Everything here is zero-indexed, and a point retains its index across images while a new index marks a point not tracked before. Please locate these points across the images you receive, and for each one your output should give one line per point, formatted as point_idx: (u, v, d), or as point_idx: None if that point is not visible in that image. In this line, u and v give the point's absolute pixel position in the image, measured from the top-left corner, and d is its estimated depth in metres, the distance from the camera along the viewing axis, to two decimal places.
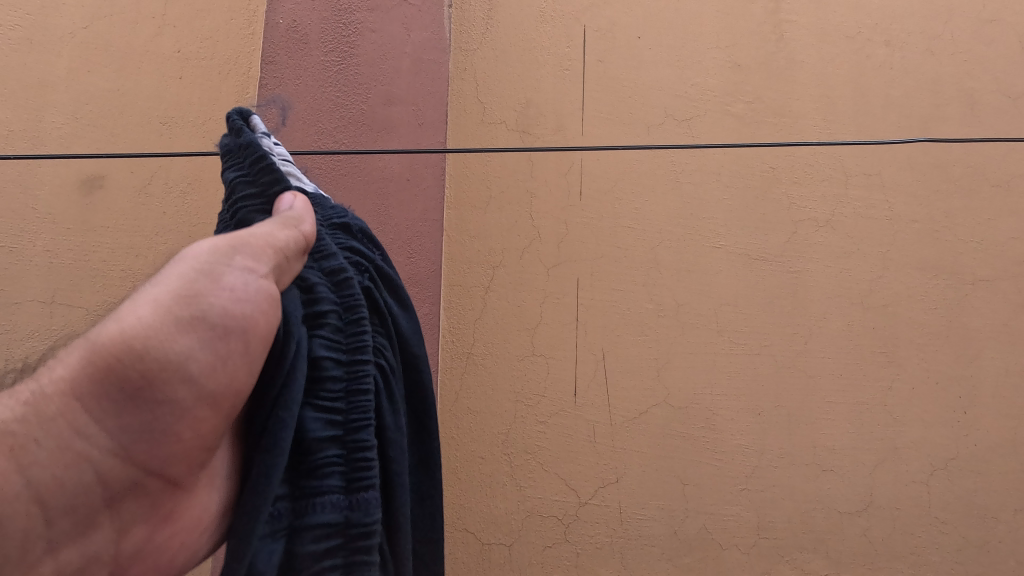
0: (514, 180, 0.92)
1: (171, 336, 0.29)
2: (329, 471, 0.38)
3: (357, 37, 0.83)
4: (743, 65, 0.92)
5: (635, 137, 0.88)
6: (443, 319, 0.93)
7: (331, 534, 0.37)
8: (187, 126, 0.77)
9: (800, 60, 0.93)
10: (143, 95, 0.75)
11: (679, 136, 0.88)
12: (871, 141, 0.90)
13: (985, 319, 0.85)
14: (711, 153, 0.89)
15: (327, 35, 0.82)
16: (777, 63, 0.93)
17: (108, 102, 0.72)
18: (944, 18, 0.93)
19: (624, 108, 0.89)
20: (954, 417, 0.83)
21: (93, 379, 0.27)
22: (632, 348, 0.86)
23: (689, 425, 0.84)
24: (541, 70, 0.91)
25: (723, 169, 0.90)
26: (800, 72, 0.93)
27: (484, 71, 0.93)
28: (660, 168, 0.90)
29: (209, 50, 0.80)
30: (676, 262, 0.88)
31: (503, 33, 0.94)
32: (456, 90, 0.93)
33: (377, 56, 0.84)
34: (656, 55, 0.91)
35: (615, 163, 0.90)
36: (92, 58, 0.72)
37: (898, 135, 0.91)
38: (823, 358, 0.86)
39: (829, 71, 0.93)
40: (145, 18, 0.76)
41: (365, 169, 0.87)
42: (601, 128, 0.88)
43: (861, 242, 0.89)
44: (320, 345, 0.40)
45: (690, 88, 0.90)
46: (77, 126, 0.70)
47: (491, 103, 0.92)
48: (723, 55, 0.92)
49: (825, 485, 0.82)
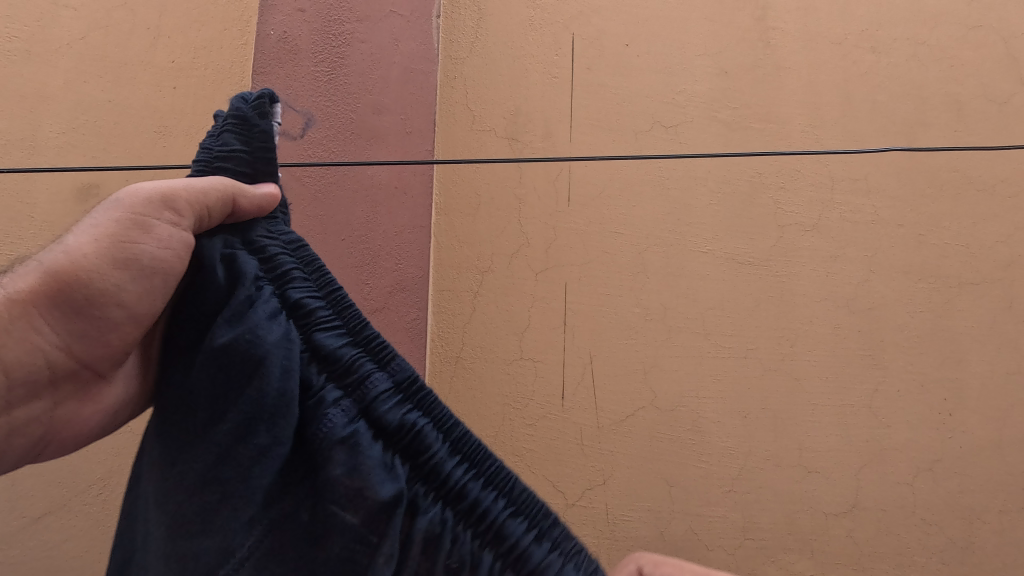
0: (503, 185, 0.94)
1: (104, 272, 0.36)
2: (359, 361, 0.39)
3: (346, 48, 0.83)
4: (730, 71, 0.93)
5: (623, 144, 0.89)
6: (432, 323, 0.94)
7: (389, 399, 0.38)
8: (180, 135, 0.78)
9: (786, 67, 0.94)
10: (139, 106, 0.76)
11: (666, 142, 0.90)
12: (856, 146, 0.91)
13: (971, 322, 0.86)
14: (699, 158, 0.90)
15: (317, 46, 0.81)
16: (764, 70, 0.94)
17: (104, 112, 0.74)
18: (930, 24, 0.94)
19: (612, 115, 0.90)
20: (940, 419, 0.84)
21: (48, 294, 0.36)
22: (619, 351, 0.88)
23: (675, 427, 0.85)
24: (530, 78, 0.92)
25: (710, 175, 0.91)
26: (786, 79, 0.94)
27: (475, 78, 0.94)
28: (648, 174, 0.91)
29: (202, 61, 0.81)
30: (663, 266, 0.89)
31: (492, 41, 0.95)
32: (445, 98, 0.95)
33: (367, 68, 0.84)
34: (644, 63, 0.92)
35: (603, 170, 0.91)
36: (88, 69, 0.73)
37: (884, 139, 0.92)
38: (808, 361, 0.87)
39: (815, 78, 0.94)
40: (140, 28, 0.77)
41: (353, 178, 0.87)
42: (589, 135, 0.89)
43: (847, 246, 0.90)
44: (294, 292, 0.41)
45: (677, 95, 0.91)
46: (73, 136, 0.71)
47: (480, 111, 0.93)
48: (710, 62, 0.93)
49: (810, 486, 0.84)
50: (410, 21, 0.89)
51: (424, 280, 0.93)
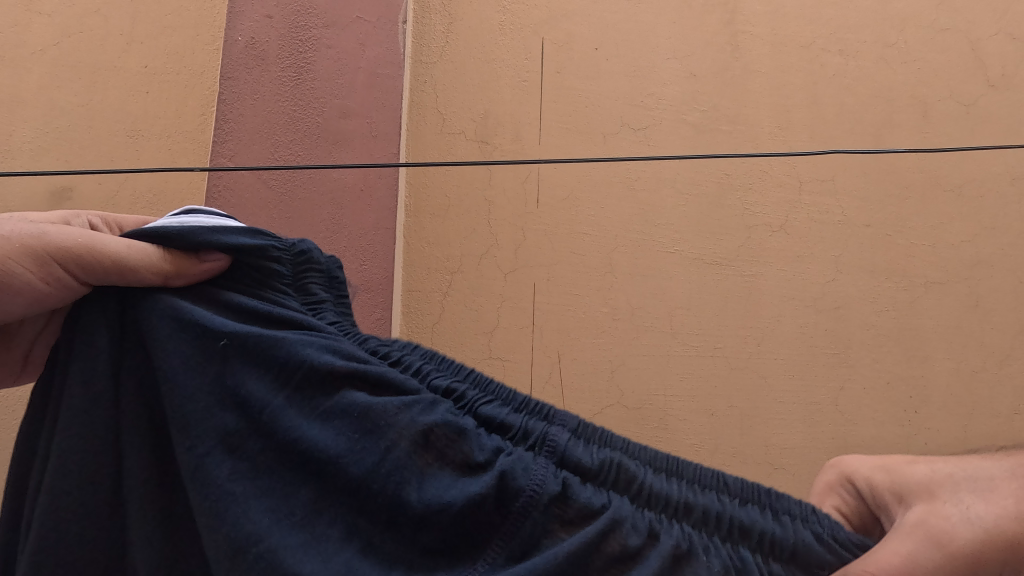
0: (473, 187, 0.95)
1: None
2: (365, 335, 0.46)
3: (314, 54, 0.82)
4: (699, 75, 0.94)
5: (592, 147, 0.90)
6: (397, 324, 0.96)
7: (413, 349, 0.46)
8: (153, 137, 0.80)
9: (754, 70, 0.96)
10: (111, 110, 0.77)
11: (635, 144, 0.91)
12: (822, 148, 0.92)
13: (937, 321, 0.88)
14: (667, 161, 0.92)
15: (285, 50, 0.80)
16: (732, 73, 0.95)
17: (76, 117, 0.75)
18: (897, 27, 0.96)
19: (581, 118, 0.91)
20: (904, 416, 0.85)
21: None
22: (587, 350, 0.89)
23: (642, 425, 0.87)
24: (502, 81, 0.94)
25: (678, 176, 0.92)
26: (754, 82, 0.95)
27: (447, 82, 0.96)
28: (616, 176, 0.92)
29: (175, 66, 0.83)
30: (631, 266, 0.90)
31: (464, 45, 0.96)
32: (416, 101, 0.97)
33: (335, 72, 0.84)
34: (614, 66, 0.93)
35: (572, 172, 0.93)
36: (61, 75, 0.74)
37: (850, 141, 0.94)
38: (775, 360, 0.88)
39: (783, 81, 0.96)
40: (113, 35, 0.79)
41: (317, 181, 0.86)
42: (559, 138, 0.91)
43: (814, 246, 0.91)
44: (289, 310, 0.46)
45: (647, 98, 0.93)
46: (45, 141, 0.72)
47: (451, 114, 0.95)
48: (680, 65, 0.94)
49: (776, 483, 0.85)
50: (376, 27, 0.89)
51: (389, 282, 0.94)
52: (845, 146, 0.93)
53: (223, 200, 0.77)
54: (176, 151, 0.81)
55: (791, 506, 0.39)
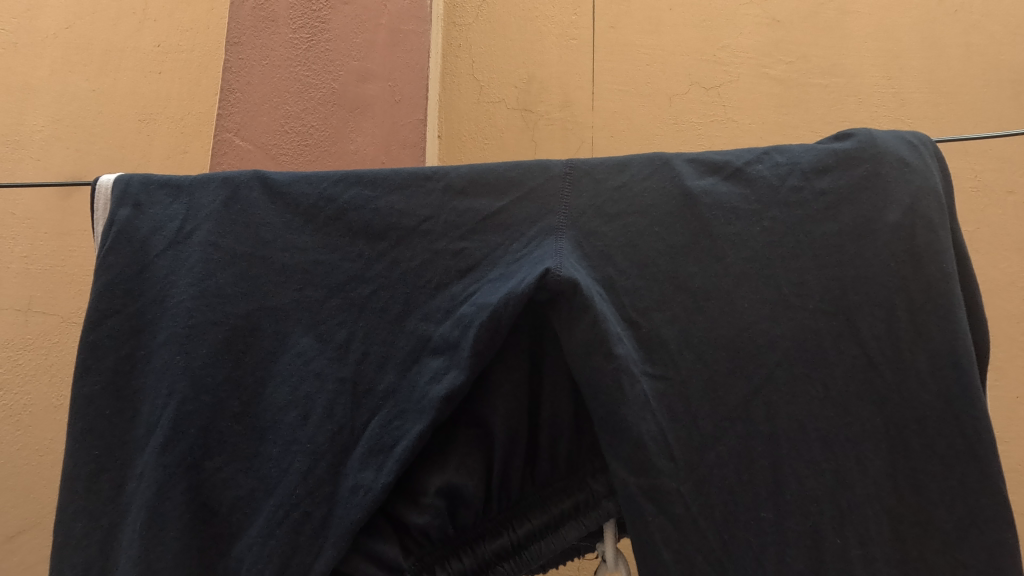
0: (516, 163, 0.80)
1: None
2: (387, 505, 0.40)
3: (328, 10, 0.65)
4: (784, 20, 0.77)
5: (655, 111, 0.77)
6: None
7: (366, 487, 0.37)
8: (165, 121, 0.71)
9: (853, 10, 0.75)
10: (127, 95, 0.70)
11: (706, 107, 0.76)
12: (956, 83, 0.70)
13: None
14: (744, 123, 0.75)
15: (296, 8, 0.64)
16: (824, 17, 0.76)
17: (88, 102, 0.67)
18: None
19: (642, 78, 0.78)
20: None
21: None
22: None
23: None
24: (546, 43, 0.82)
25: (761, 140, 0.74)
26: (855, 24, 0.74)
27: (482, 47, 0.85)
28: (686, 143, 0.75)
29: (189, 44, 0.74)
30: None
31: (502, 7, 0.85)
32: (449, 69, 0.87)
33: (351, 32, 0.66)
34: (678, 17, 0.79)
35: (631, 137, 0.77)
36: (75, 58, 0.67)
37: (987, 75, 0.69)
38: None
39: (888, 19, 0.73)
40: (126, 13, 0.71)
41: (332, 154, 0.63)
42: (615, 101, 0.78)
43: None
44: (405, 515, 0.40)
45: (719, 51, 0.77)
46: (56, 129, 0.66)
47: (490, 81, 0.84)
48: (759, 11, 0.77)
49: None
50: None
51: None
52: (968, 105, 0.69)
53: (228, 180, 0.58)
54: (190, 133, 0.73)
55: (501, 264, 0.40)
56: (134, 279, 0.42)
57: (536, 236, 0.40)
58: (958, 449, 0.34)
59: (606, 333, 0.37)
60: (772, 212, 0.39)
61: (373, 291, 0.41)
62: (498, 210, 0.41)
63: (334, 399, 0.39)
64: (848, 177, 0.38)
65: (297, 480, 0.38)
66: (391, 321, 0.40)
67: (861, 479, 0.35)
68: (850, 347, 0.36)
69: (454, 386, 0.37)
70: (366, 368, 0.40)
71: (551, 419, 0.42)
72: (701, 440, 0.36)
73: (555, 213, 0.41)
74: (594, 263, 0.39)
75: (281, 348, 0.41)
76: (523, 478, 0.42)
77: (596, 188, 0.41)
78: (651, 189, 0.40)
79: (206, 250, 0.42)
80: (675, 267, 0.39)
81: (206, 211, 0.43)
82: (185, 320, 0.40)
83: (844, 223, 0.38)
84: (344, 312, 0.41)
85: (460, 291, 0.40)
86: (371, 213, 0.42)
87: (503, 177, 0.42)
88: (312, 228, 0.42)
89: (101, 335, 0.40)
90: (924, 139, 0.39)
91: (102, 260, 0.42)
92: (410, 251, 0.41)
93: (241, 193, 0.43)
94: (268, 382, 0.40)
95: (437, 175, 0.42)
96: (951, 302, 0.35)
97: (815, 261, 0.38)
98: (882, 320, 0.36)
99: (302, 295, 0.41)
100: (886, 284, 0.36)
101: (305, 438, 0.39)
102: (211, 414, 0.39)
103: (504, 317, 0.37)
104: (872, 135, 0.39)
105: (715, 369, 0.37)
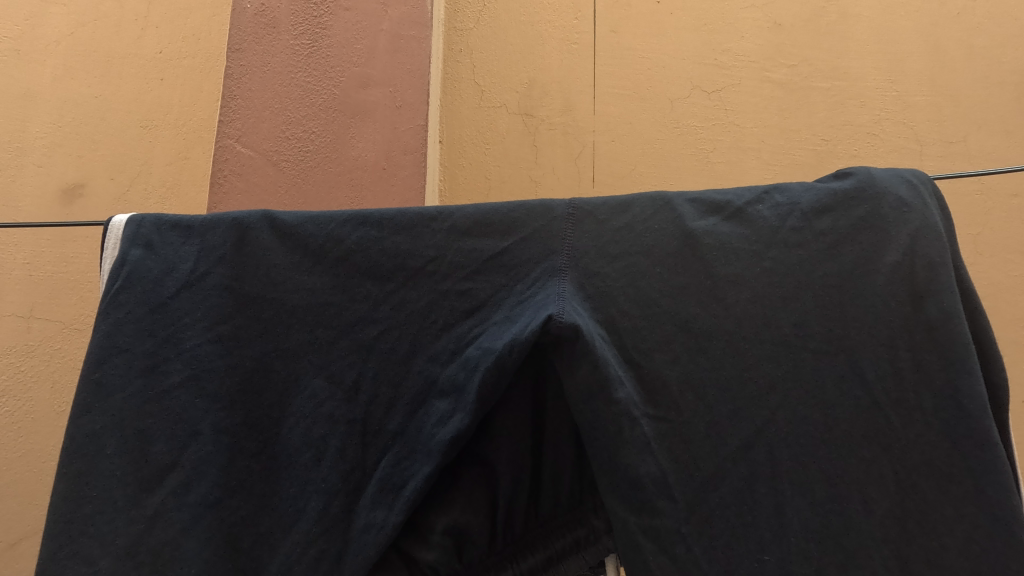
0: (518, 168, 0.80)
1: None
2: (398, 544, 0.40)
3: (329, 17, 0.65)
4: (786, 23, 0.76)
5: (657, 115, 0.77)
6: None
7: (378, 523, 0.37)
8: (168, 127, 0.72)
9: (856, 14, 0.75)
10: (129, 102, 0.70)
11: (708, 111, 0.76)
12: (959, 87, 0.70)
13: None
14: (746, 126, 0.74)
15: (298, 15, 0.63)
16: (826, 21, 0.75)
17: (91, 108, 0.68)
18: None
19: (644, 82, 0.78)
20: None
21: None
22: None
23: None
24: (547, 48, 0.82)
25: (764, 143, 0.74)
26: (858, 28, 0.74)
27: (483, 52, 0.85)
28: (689, 148, 0.75)
29: (191, 51, 0.75)
30: None
31: (503, 12, 0.85)
32: (451, 74, 0.87)
33: (352, 38, 0.66)
34: (679, 21, 0.79)
35: (633, 141, 0.76)
36: (77, 64, 0.67)
37: (990, 79, 0.69)
38: None
39: (891, 22, 0.73)
40: (128, 19, 0.71)
41: (333, 161, 0.63)
42: (617, 105, 0.78)
43: None
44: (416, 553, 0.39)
45: (721, 54, 0.77)
46: (58, 136, 0.66)
47: (491, 86, 0.84)
48: (761, 14, 0.77)
49: None
50: None
51: None
52: (971, 109, 0.69)
53: (228, 187, 0.58)
54: (193, 140, 0.73)
55: (509, 306, 0.40)
56: (143, 321, 0.41)
57: (541, 277, 0.40)
58: (962, 479, 0.34)
59: (609, 376, 0.37)
60: (770, 253, 0.39)
61: (379, 331, 0.41)
62: (503, 251, 0.41)
63: (343, 441, 0.39)
64: (847, 219, 0.38)
65: (312, 520, 0.38)
66: (399, 361, 0.40)
67: (858, 495, 0.34)
68: (848, 371, 0.36)
69: (460, 430, 0.37)
70: (374, 409, 0.40)
71: (557, 455, 0.42)
72: (704, 480, 0.36)
73: (557, 254, 0.41)
74: (597, 303, 0.39)
75: (288, 388, 0.41)
76: (528, 515, 0.41)
77: (598, 227, 0.41)
78: (651, 227, 0.40)
79: (216, 293, 0.41)
80: (674, 296, 0.39)
81: (212, 254, 0.42)
82: (197, 363, 0.40)
83: (845, 262, 0.38)
84: (350, 351, 0.41)
85: (466, 333, 0.40)
86: (379, 254, 0.42)
87: (505, 216, 0.42)
88: (320, 268, 0.42)
89: (107, 373, 0.39)
90: (919, 176, 0.39)
91: (109, 306, 0.41)
92: (414, 291, 0.41)
93: (247, 234, 0.42)
94: (282, 423, 0.40)
95: (442, 216, 0.42)
96: (954, 341, 0.35)
97: (812, 287, 0.38)
98: (883, 358, 0.36)
99: (305, 335, 0.41)
100: (887, 322, 0.36)
101: (318, 479, 0.39)
102: (219, 455, 0.39)
103: (510, 363, 0.37)
104: (871, 175, 0.39)
105: (715, 380, 0.37)
